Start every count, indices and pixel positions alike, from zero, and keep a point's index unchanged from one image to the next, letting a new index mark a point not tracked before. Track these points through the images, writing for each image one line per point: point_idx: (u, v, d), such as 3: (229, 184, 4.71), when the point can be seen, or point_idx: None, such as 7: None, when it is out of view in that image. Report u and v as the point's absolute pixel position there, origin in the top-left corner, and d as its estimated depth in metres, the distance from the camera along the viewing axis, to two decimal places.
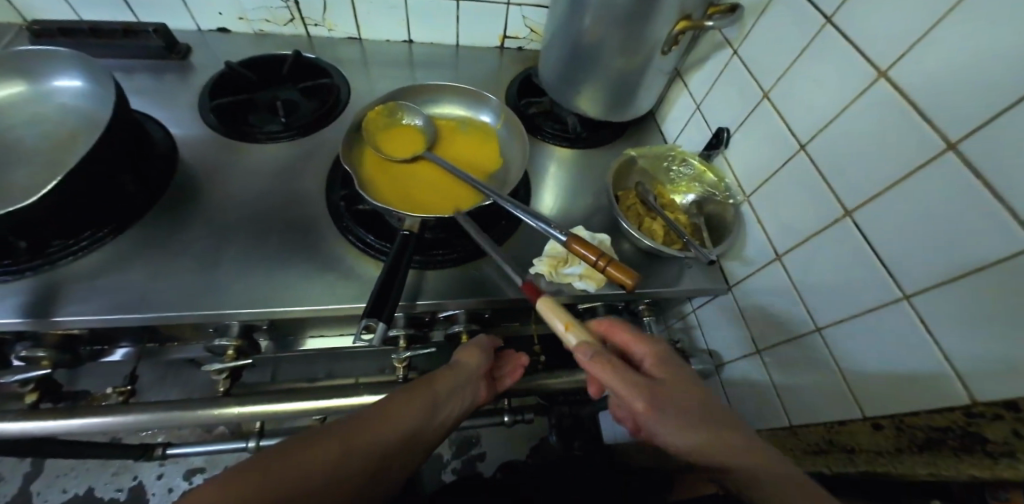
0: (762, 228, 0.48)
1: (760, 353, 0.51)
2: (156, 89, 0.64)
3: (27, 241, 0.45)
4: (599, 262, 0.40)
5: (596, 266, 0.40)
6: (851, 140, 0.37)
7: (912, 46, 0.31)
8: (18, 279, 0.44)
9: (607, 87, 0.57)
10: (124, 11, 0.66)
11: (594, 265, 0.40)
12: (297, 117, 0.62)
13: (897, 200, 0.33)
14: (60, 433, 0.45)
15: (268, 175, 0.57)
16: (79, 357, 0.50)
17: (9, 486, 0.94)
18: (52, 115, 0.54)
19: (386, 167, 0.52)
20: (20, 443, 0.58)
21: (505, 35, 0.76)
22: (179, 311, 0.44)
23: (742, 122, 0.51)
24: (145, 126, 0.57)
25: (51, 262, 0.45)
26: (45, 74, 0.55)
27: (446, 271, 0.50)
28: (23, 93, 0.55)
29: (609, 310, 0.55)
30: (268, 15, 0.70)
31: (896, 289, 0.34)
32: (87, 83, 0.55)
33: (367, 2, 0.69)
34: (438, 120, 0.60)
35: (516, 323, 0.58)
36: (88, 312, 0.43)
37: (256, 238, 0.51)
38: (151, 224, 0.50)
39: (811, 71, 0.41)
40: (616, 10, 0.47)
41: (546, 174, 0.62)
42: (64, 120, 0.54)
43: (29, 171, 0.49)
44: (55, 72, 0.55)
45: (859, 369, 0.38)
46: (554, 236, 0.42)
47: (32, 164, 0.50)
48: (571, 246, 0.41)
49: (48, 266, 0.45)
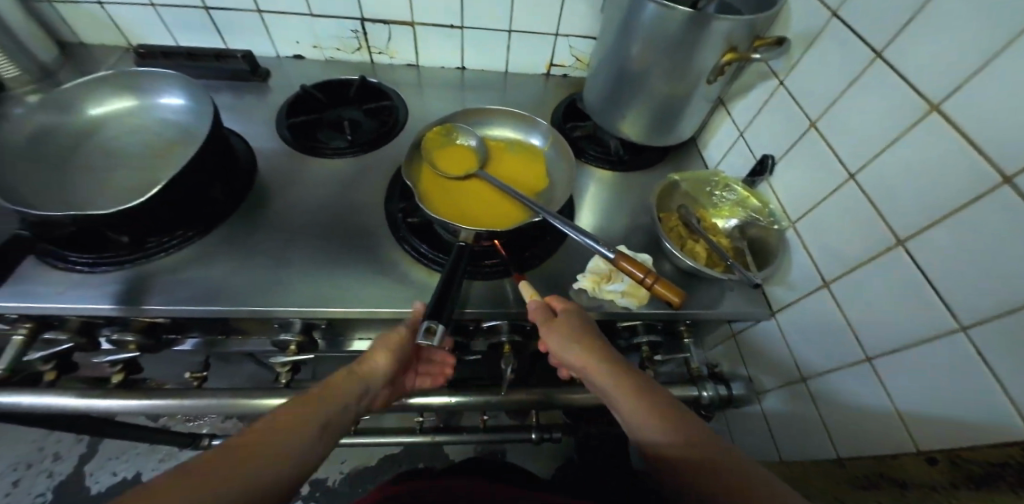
0: (808, 255, 0.49)
1: (806, 382, 0.50)
2: (238, 107, 0.72)
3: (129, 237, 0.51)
4: (646, 279, 0.43)
5: (643, 283, 0.43)
6: (903, 170, 0.37)
7: (965, 82, 0.32)
8: (118, 269, 0.50)
9: (651, 113, 0.60)
10: (216, 38, 0.76)
11: (641, 282, 0.43)
12: (360, 134, 0.68)
13: (951, 231, 0.33)
14: (138, 411, 0.49)
15: (332, 186, 0.62)
16: (158, 343, 0.55)
17: (66, 464, 1.01)
18: (154, 128, 0.62)
19: (442, 183, 0.56)
20: (94, 421, 0.63)
21: (552, 63, 0.80)
22: (251, 306, 0.49)
23: (788, 150, 0.52)
24: (231, 139, 0.64)
25: (146, 256, 0.51)
26: (148, 91, 0.63)
27: (493, 282, 0.52)
28: (129, 107, 0.63)
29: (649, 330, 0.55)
30: (339, 44, 0.77)
31: (951, 320, 0.33)
32: (184, 100, 0.62)
33: (428, 32, 0.76)
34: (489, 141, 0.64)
35: None
36: (173, 301, 0.48)
37: (319, 243, 0.55)
38: (229, 225, 0.56)
39: (861, 102, 0.42)
40: (664, 43, 0.50)
41: (588, 194, 0.65)
42: (163, 132, 0.61)
43: (134, 176, 0.56)
44: (157, 89, 0.63)
45: (912, 401, 0.37)
46: (602, 253, 0.45)
47: (139, 171, 0.57)
48: (618, 263, 0.44)
49: (143, 260, 0.51)
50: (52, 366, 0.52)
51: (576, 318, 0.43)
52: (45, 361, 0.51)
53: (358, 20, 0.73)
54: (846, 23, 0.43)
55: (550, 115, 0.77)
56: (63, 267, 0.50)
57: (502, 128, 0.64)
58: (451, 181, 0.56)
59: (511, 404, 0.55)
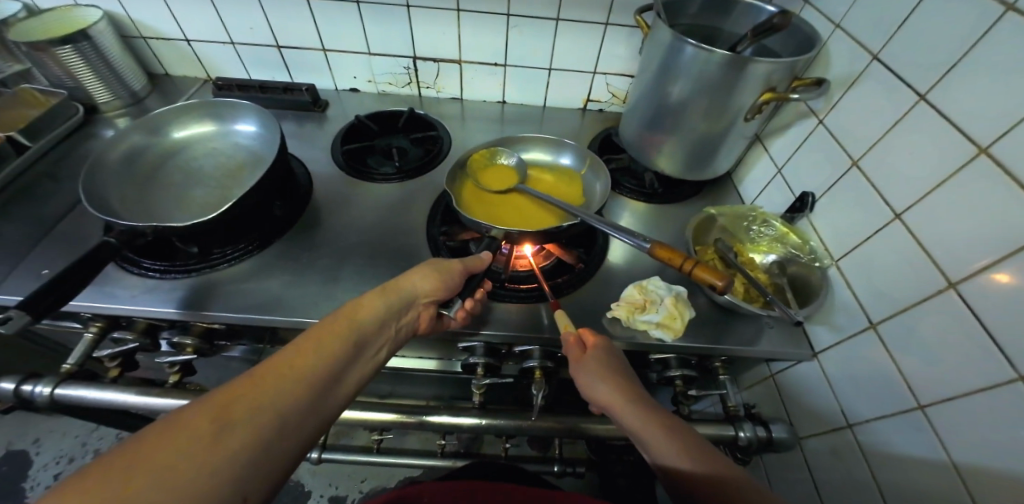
0: (853, 294, 0.47)
1: (852, 428, 0.47)
2: (299, 133, 0.78)
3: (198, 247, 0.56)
4: (685, 265, 0.43)
5: (682, 269, 0.43)
6: (951, 211, 0.37)
7: (1015, 125, 0.32)
8: (185, 277, 0.55)
9: (687, 147, 0.61)
10: (284, 72, 0.84)
11: (680, 268, 0.43)
12: (406, 161, 0.73)
13: (1007, 275, 0.32)
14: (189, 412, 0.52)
15: (378, 208, 0.66)
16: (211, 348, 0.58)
17: None
18: (228, 151, 0.68)
19: (484, 203, 0.58)
20: (142, 419, 0.67)
21: (589, 98, 0.84)
22: (300, 317, 0.52)
23: (829, 187, 0.52)
24: (291, 164, 0.70)
25: (210, 265, 0.55)
26: (228, 118, 0.70)
27: (528, 306, 0.54)
28: (209, 131, 0.70)
29: (683, 364, 0.54)
30: (392, 78, 0.84)
31: (1010, 369, 0.32)
32: (257, 128, 0.69)
33: (474, 69, 0.81)
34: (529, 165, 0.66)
35: None
36: (231, 309, 0.52)
37: (365, 261, 0.58)
38: (284, 241, 0.60)
39: (906, 143, 0.42)
40: (702, 82, 0.52)
41: (623, 222, 0.66)
42: (236, 155, 0.68)
43: (208, 194, 0.63)
44: (236, 117, 0.70)
45: (970, 454, 0.35)
46: (639, 244, 0.46)
47: (212, 189, 0.63)
48: (655, 252, 0.45)
49: (208, 269, 0.55)
50: (117, 363, 0.55)
51: (609, 357, 0.44)
52: (111, 359, 0.55)
53: (411, 58, 0.80)
54: (887, 67, 0.44)
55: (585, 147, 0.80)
56: (137, 273, 0.54)
57: (539, 152, 0.67)
58: (492, 202, 0.59)
59: (539, 430, 0.54)
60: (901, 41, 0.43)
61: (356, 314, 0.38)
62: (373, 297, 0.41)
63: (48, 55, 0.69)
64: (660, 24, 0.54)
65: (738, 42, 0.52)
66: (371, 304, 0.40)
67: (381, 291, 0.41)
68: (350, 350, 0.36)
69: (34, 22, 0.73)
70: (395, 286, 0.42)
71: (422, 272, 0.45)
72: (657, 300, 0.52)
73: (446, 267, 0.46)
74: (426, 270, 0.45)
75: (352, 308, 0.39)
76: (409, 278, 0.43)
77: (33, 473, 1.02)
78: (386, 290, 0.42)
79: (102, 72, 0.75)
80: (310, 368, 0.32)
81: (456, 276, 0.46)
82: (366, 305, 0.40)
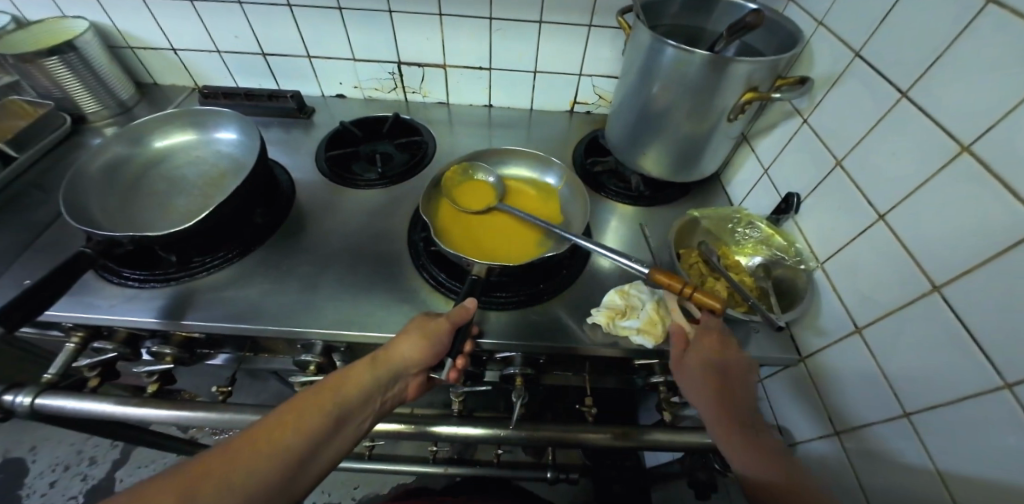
0: (838, 297, 0.46)
1: (839, 436, 0.46)
2: (285, 140, 0.78)
3: (177, 256, 0.56)
4: (684, 289, 0.43)
5: (682, 293, 0.43)
6: (935, 211, 0.36)
7: (997, 122, 0.31)
8: (164, 286, 0.55)
9: (672, 149, 0.60)
10: (271, 80, 0.85)
11: (680, 292, 0.43)
12: (390, 167, 0.72)
13: (992, 277, 0.31)
14: (169, 422, 0.52)
15: (361, 214, 0.66)
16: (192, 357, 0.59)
17: (100, 468, 1.05)
18: (211, 159, 0.69)
19: (460, 224, 0.58)
20: (129, 429, 0.67)
21: (575, 101, 0.84)
22: (278, 325, 0.52)
23: (814, 188, 0.51)
24: (275, 171, 0.70)
25: (190, 274, 0.55)
26: (209, 126, 0.71)
27: (508, 312, 0.53)
28: (191, 140, 0.71)
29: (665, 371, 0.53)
30: (378, 84, 0.84)
31: (995, 376, 0.31)
32: (238, 135, 0.69)
33: (459, 74, 0.81)
34: (508, 177, 0.66)
35: (569, 373, 0.58)
36: (210, 318, 0.52)
37: (346, 268, 0.58)
38: (266, 248, 0.60)
39: (888, 142, 0.41)
40: (682, 83, 0.51)
41: (608, 226, 0.66)
42: (218, 163, 0.68)
43: (189, 204, 0.63)
44: (217, 125, 0.70)
45: (958, 464, 0.34)
46: (635, 269, 0.46)
47: (193, 198, 0.64)
48: (655, 277, 0.44)
49: (188, 278, 0.55)
50: (95, 372, 0.55)
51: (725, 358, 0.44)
52: (91, 368, 0.55)
53: (395, 64, 0.80)
54: (869, 64, 0.43)
55: (571, 151, 0.80)
56: (118, 283, 0.55)
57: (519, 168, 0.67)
58: (468, 221, 0.58)
59: (522, 439, 0.53)
60: (882, 38, 0.42)
61: (339, 389, 0.38)
62: (360, 366, 0.40)
63: (35, 66, 0.70)
64: (640, 25, 0.53)
65: (716, 41, 0.52)
66: (355, 376, 0.39)
67: (370, 360, 0.40)
68: (326, 428, 0.36)
69: (21, 35, 0.74)
70: (384, 353, 0.41)
71: (415, 336, 0.42)
72: (638, 308, 0.51)
73: (440, 331, 0.43)
74: (422, 333, 0.42)
75: (337, 380, 0.38)
76: (401, 344, 0.41)
77: (29, 480, 1.02)
78: (378, 356, 0.40)
79: (89, 82, 0.75)
80: (283, 448, 0.33)
81: (448, 340, 0.43)
82: (350, 375, 0.39)
